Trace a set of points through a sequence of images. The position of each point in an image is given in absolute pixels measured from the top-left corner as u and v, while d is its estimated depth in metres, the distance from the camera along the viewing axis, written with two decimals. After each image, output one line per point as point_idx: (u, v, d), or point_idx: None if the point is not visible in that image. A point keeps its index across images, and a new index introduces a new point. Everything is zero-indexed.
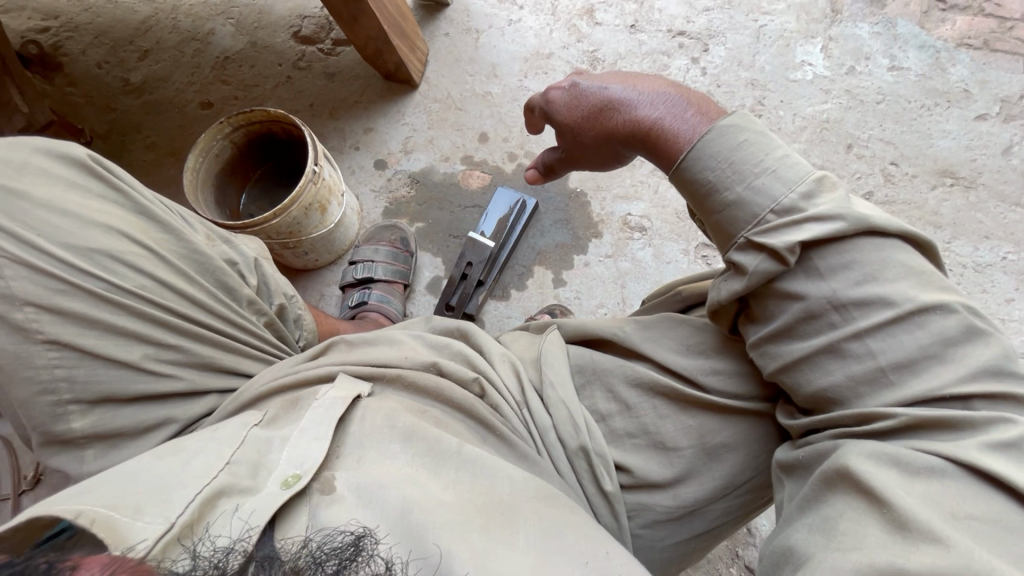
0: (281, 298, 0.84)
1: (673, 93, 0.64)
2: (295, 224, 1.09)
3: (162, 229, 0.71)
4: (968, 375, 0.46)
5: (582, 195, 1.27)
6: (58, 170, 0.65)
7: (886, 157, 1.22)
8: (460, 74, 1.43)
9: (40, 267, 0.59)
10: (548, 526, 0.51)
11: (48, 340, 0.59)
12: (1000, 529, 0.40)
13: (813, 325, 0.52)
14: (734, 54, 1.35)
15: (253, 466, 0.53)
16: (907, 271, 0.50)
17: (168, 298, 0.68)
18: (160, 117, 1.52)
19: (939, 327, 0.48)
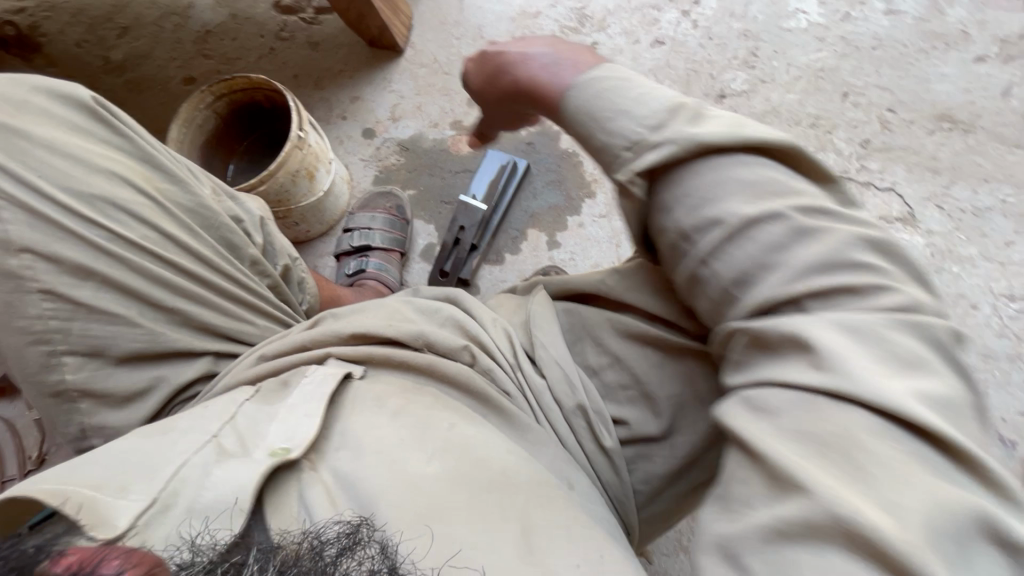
0: (286, 259, 0.86)
1: (559, 46, 0.59)
2: (283, 191, 1.07)
3: (166, 179, 0.71)
4: (798, 278, 0.43)
5: (573, 155, 1.26)
6: (61, 114, 0.67)
7: (883, 104, 1.19)
8: (446, 37, 1.40)
9: (38, 214, 0.61)
10: (534, 526, 0.48)
11: (44, 287, 0.61)
12: (853, 453, 0.36)
13: (672, 258, 0.50)
14: (725, 5, 1.32)
15: (241, 441, 0.53)
16: (745, 183, 0.46)
17: (169, 252, 0.68)
18: (144, 95, 1.50)
19: (770, 233, 0.44)
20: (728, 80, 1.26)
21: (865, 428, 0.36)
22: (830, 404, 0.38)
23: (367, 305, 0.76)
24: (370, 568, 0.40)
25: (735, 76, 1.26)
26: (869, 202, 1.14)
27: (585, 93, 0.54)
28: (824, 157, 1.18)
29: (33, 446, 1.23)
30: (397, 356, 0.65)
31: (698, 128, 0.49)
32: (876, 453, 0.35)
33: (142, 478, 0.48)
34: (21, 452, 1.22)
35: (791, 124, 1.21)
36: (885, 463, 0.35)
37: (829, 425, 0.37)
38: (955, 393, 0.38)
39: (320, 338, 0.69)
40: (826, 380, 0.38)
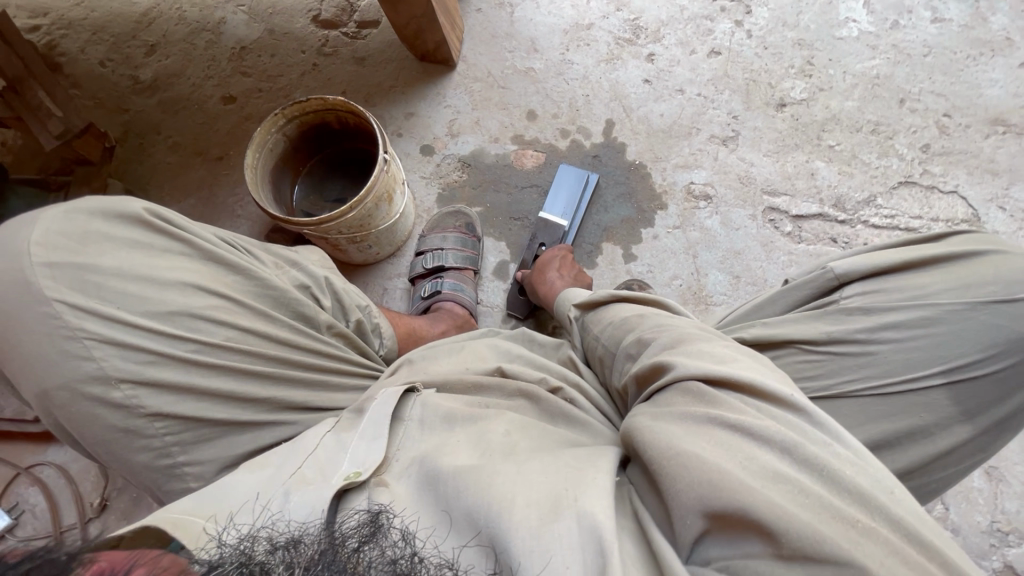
0: (357, 312, 0.80)
1: (558, 280, 1.06)
2: (366, 217, 1.04)
3: (231, 272, 0.68)
4: (642, 332, 0.71)
5: (641, 167, 1.26)
6: (121, 232, 0.62)
7: (938, 110, 1.24)
8: (499, 50, 1.38)
9: (129, 344, 0.58)
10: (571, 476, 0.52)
11: (151, 415, 0.59)
12: (688, 398, 0.55)
13: (595, 358, 0.80)
14: (777, 15, 1.34)
15: (320, 469, 0.57)
16: (620, 311, 0.80)
17: (254, 344, 0.66)
18: (179, 116, 1.42)
19: (631, 321, 0.75)
20: (786, 89, 1.29)
21: (684, 388, 0.56)
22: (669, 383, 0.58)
23: (438, 347, 0.85)
24: (391, 557, 0.43)
25: (794, 85, 1.29)
26: (935, 205, 1.18)
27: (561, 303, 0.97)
28: (888, 162, 1.21)
29: (93, 493, 1.16)
30: (468, 380, 0.74)
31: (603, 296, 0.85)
32: (692, 393, 0.55)
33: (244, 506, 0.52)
34: (80, 499, 1.15)
35: (852, 131, 1.24)
36: (713, 396, 0.53)
37: (667, 394, 0.57)
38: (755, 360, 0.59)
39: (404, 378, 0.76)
40: (661, 374, 0.60)
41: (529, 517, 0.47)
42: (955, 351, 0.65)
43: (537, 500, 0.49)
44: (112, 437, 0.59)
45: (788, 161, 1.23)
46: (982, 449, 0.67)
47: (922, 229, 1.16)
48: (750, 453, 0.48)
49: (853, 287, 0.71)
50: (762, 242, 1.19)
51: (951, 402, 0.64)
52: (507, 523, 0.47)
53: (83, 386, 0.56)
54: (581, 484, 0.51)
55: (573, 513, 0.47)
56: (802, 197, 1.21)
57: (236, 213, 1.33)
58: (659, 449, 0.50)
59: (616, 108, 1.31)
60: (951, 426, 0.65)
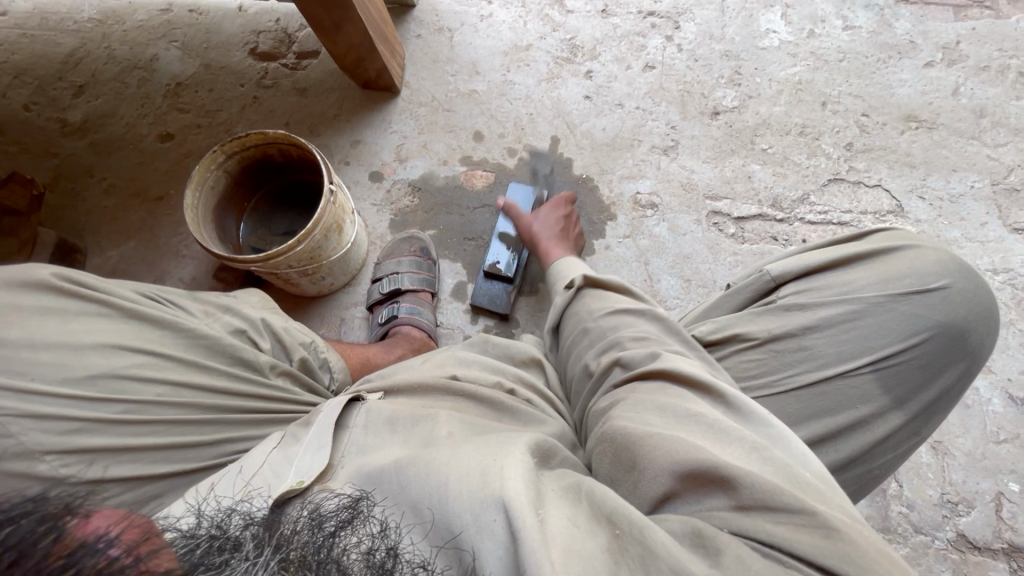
0: (302, 349, 0.80)
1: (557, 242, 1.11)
2: (317, 248, 1.03)
3: (156, 326, 0.66)
4: (640, 325, 0.73)
5: (589, 181, 1.30)
6: (29, 300, 0.60)
7: (857, 110, 1.32)
8: (441, 75, 1.40)
9: (51, 415, 0.55)
10: (498, 444, 0.53)
11: (83, 484, 0.56)
12: (667, 393, 0.59)
13: (574, 332, 0.81)
14: (704, 29, 1.41)
15: (263, 482, 0.56)
16: (620, 301, 0.80)
17: (189, 396, 0.64)
18: (114, 157, 1.37)
19: (630, 314, 0.75)
20: (718, 98, 1.35)
21: (663, 386, 0.60)
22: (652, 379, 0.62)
23: (396, 368, 0.84)
24: (367, 546, 0.44)
25: (725, 94, 1.35)
26: (863, 199, 1.25)
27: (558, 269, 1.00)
28: (817, 162, 1.29)
29: None
30: (417, 382, 0.72)
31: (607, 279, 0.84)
32: (671, 391, 0.59)
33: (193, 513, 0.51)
34: None
35: (782, 134, 1.31)
36: (687, 396, 0.58)
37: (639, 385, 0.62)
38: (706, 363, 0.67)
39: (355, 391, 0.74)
40: (640, 366, 0.64)
41: (461, 490, 0.47)
42: (882, 340, 0.68)
43: (466, 472, 0.49)
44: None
45: (726, 166, 1.29)
46: (917, 433, 0.70)
47: (853, 222, 1.23)
48: (715, 437, 0.51)
49: (787, 287, 0.76)
50: (708, 245, 1.23)
51: (882, 391, 0.68)
52: (450, 499, 0.47)
53: (2, 464, 0.53)
54: (506, 452, 0.50)
55: (499, 479, 0.47)
56: (742, 199, 1.27)
57: (181, 253, 1.29)
58: (633, 430, 0.54)
59: (560, 125, 1.34)
60: (884, 415, 0.67)
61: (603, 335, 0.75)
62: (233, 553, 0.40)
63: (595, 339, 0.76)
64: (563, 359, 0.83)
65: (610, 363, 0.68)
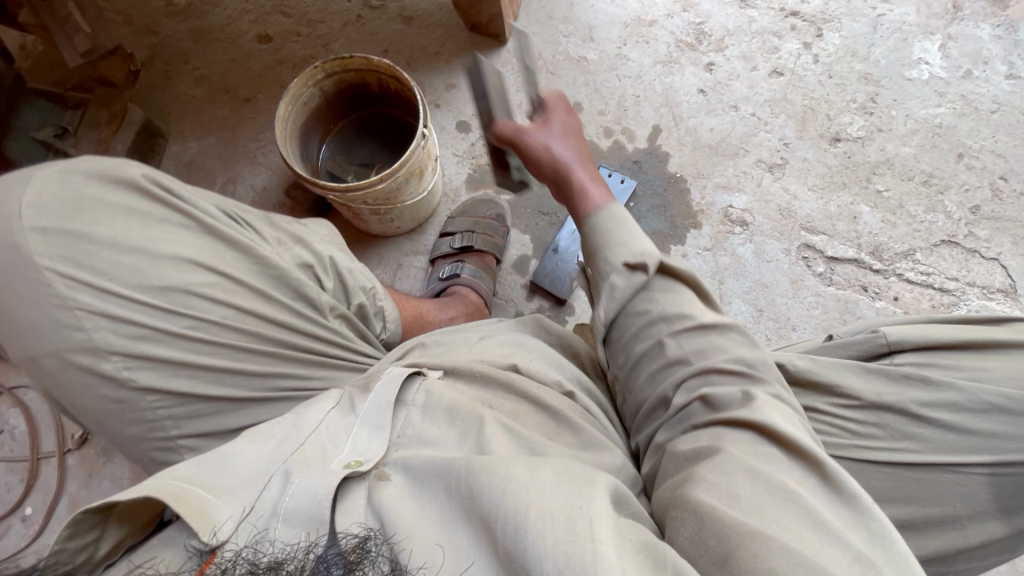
0: (361, 295, 0.77)
1: (583, 170, 0.78)
2: (395, 190, 1.00)
3: (231, 247, 0.64)
4: (726, 353, 0.63)
5: (681, 181, 1.22)
6: (118, 199, 0.60)
7: (995, 171, 1.19)
8: (554, 33, 1.31)
9: (121, 317, 0.56)
10: (578, 484, 0.47)
11: (142, 389, 0.58)
12: (764, 464, 0.51)
13: (637, 338, 0.69)
14: (849, 43, 1.28)
15: (321, 452, 0.55)
16: (697, 308, 0.68)
17: (250, 324, 0.63)
18: (210, 47, 1.35)
19: (713, 335, 0.65)
20: (844, 123, 1.23)
21: (764, 453, 0.52)
22: (747, 436, 0.54)
23: (454, 339, 0.81)
24: None
25: (852, 120, 1.24)
26: (973, 269, 1.14)
27: (612, 223, 0.72)
28: (934, 219, 1.17)
29: (74, 424, 1.15)
30: (477, 369, 0.68)
31: (676, 267, 0.70)
32: (769, 461, 0.51)
33: (247, 482, 0.51)
34: (61, 428, 1.14)
35: (903, 178, 1.20)
36: (789, 476, 0.50)
37: (735, 441, 0.54)
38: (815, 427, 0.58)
39: (415, 363, 0.71)
40: (737, 412, 0.56)
41: (541, 537, 0.42)
42: (1006, 441, 0.59)
43: (551, 515, 0.44)
44: (103, 407, 0.57)
45: (833, 200, 1.19)
46: (1014, 550, 0.60)
47: (955, 292, 1.13)
48: (826, 549, 0.43)
49: (904, 356, 0.65)
50: (791, 278, 1.16)
51: (990, 497, 0.58)
52: (525, 535, 0.43)
53: (73, 356, 0.55)
54: (591, 500, 0.46)
55: (589, 538, 0.42)
56: (840, 239, 1.17)
57: (257, 160, 1.28)
58: (727, 514, 0.47)
59: (665, 115, 1.26)
60: (981, 521, 0.59)
61: (694, 356, 0.64)
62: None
63: (670, 360, 0.65)
64: (625, 365, 0.70)
65: (692, 395, 0.60)
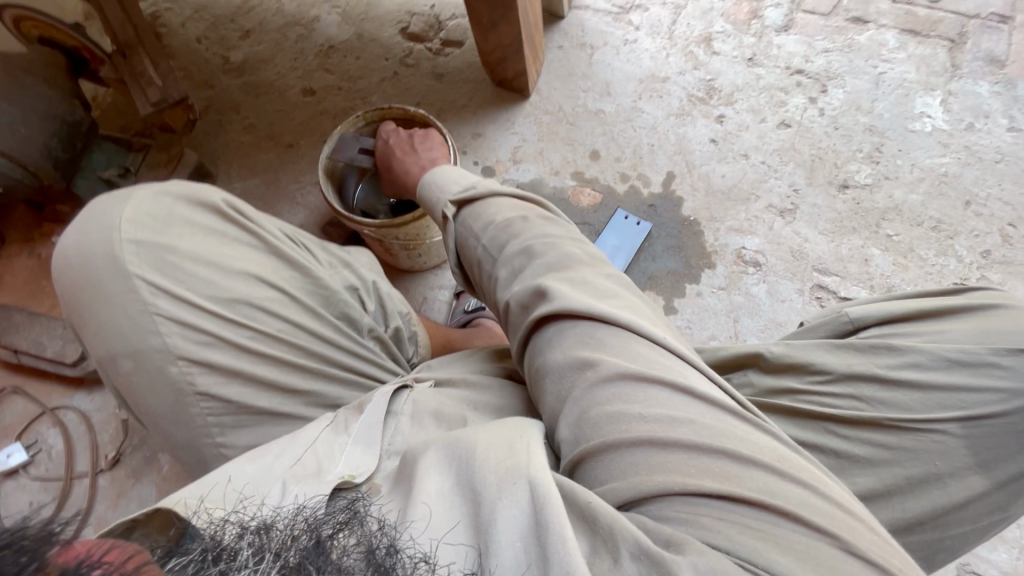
0: (397, 319, 0.85)
1: (427, 159, 0.99)
2: (422, 228, 1.07)
3: (291, 267, 0.71)
4: (552, 247, 0.64)
5: (695, 224, 1.28)
6: (200, 219, 0.68)
7: (1004, 218, 1.23)
8: (573, 88, 1.42)
9: (191, 325, 0.62)
10: (510, 421, 0.51)
11: (201, 393, 0.63)
12: (599, 343, 0.54)
13: (486, 258, 0.69)
14: (852, 98, 1.36)
15: (318, 463, 0.58)
16: (517, 210, 0.70)
17: (301, 339, 0.69)
18: (260, 100, 1.49)
19: (532, 229, 0.67)
20: (851, 171, 1.29)
21: (599, 331, 0.54)
22: (583, 322, 0.55)
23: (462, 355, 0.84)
24: (367, 545, 0.41)
25: (859, 168, 1.29)
26: None
27: (432, 181, 0.82)
28: (945, 262, 1.20)
29: (108, 446, 1.20)
30: (469, 382, 0.72)
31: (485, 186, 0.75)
32: (599, 340, 0.54)
33: (246, 486, 0.54)
34: (96, 450, 1.19)
35: (913, 224, 1.24)
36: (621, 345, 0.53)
37: (563, 335, 0.56)
38: (611, 272, 0.63)
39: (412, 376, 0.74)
40: (569, 298, 0.56)
41: (487, 461, 0.46)
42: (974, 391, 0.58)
43: (494, 442, 0.48)
44: (166, 408, 0.63)
45: (843, 243, 1.23)
46: (1003, 510, 0.58)
47: None
48: (672, 407, 0.48)
49: (868, 331, 0.65)
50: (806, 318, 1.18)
51: (968, 450, 0.57)
52: (476, 464, 0.47)
53: (148, 358, 0.61)
54: (524, 427, 0.50)
55: (526, 454, 0.46)
56: (853, 281, 1.20)
57: (295, 200, 1.38)
58: (600, 418, 0.49)
59: (678, 162, 1.33)
60: (963, 476, 0.57)
61: (499, 250, 0.68)
62: (227, 566, 0.36)
63: (513, 267, 0.65)
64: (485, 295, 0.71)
65: (527, 298, 0.60)
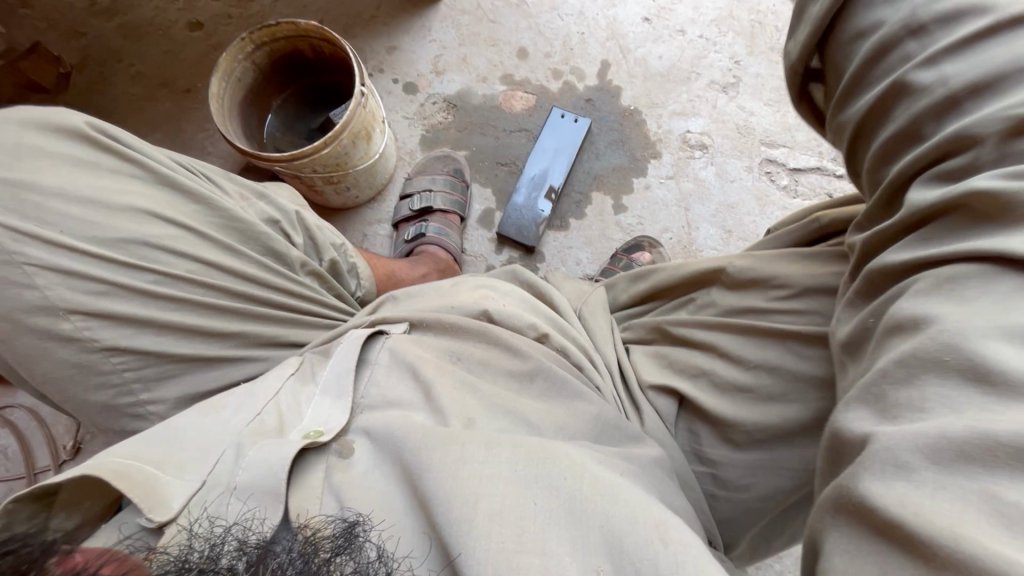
0: (332, 250, 0.80)
1: None
2: (343, 155, 0.98)
3: (188, 199, 0.65)
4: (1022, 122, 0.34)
5: (636, 113, 1.20)
6: (60, 149, 0.59)
7: None
8: None
9: (75, 272, 0.55)
10: (525, 476, 0.46)
11: (107, 347, 0.57)
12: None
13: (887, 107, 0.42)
14: None
15: (279, 421, 0.54)
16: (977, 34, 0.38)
17: (215, 278, 0.64)
18: (142, 42, 1.31)
19: (983, 80, 0.37)
20: None
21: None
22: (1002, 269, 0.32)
23: (424, 289, 0.81)
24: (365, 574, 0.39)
25: None
26: None
27: None
28: None
29: (65, 436, 1.16)
30: (444, 321, 0.68)
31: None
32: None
33: (199, 452, 0.49)
34: (54, 442, 1.15)
35: None
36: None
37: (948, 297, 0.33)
38: None
39: (377, 319, 0.71)
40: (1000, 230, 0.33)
41: (492, 536, 0.42)
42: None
43: (501, 514, 0.43)
44: (66, 371, 0.56)
45: (789, 111, 1.18)
46: None
47: None
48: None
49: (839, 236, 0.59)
50: (756, 196, 1.15)
51: None
52: (471, 539, 0.41)
53: (29, 315, 0.54)
54: (531, 491, 0.45)
55: (538, 551, 0.41)
56: (801, 150, 1.17)
57: (207, 150, 1.26)
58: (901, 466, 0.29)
59: (612, 48, 1.23)
60: None
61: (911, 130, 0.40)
62: None
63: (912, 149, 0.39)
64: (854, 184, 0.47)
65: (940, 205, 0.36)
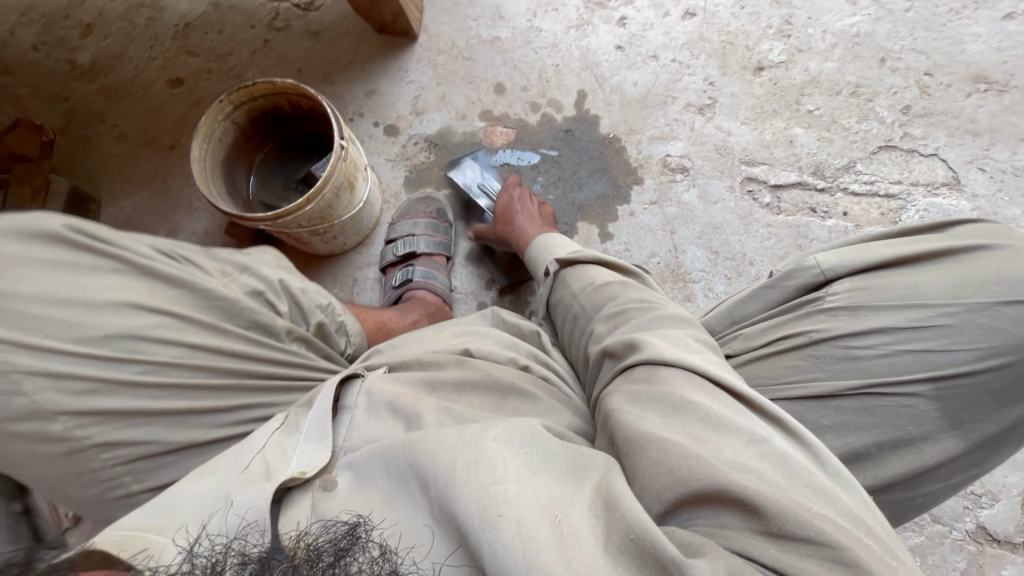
0: (318, 313, 0.80)
1: None
2: (327, 209, 0.99)
3: (171, 285, 0.65)
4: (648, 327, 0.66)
5: (616, 140, 1.21)
6: (38, 253, 0.57)
7: (920, 68, 1.19)
8: (461, 19, 1.30)
9: (66, 374, 0.55)
10: (521, 456, 0.46)
11: (98, 445, 0.57)
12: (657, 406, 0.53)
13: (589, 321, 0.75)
14: None
15: (266, 465, 0.54)
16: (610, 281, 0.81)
17: (205, 358, 0.64)
18: (124, 102, 1.33)
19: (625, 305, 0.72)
20: (764, 51, 1.23)
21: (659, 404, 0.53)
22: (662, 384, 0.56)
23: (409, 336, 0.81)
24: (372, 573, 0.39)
25: (773, 46, 1.23)
26: (915, 169, 1.15)
27: None
28: (869, 126, 1.18)
29: None
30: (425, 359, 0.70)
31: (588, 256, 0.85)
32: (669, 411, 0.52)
33: (191, 517, 0.48)
34: None
35: (832, 94, 1.20)
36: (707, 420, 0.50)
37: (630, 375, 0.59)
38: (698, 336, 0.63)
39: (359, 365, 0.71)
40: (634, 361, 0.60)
41: (481, 502, 0.42)
42: (954, 347, 0.57)
43: (477, 461, 0.44)
44: (56, 474, 0.56)
45: (767, 129, 1.19)
46: (977, 465, 0.59)
47: (902, 195, 1.14)
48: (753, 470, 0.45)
49: (841, 284, 0.64)
50: (740, 215, 1.16)
51: (939, 414, 0.57)
52: (468, 505, 0.42)
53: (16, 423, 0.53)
54: (528, 475, 0.45)
55: (514, 503, 0.42)
56: (781, 165, 1.17)
57: (193, 205, 1.27)
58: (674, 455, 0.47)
59: (588, 78, 1.25)
60: (938, 438, 0.57)
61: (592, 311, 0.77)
62: None
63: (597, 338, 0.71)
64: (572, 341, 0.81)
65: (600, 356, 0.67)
